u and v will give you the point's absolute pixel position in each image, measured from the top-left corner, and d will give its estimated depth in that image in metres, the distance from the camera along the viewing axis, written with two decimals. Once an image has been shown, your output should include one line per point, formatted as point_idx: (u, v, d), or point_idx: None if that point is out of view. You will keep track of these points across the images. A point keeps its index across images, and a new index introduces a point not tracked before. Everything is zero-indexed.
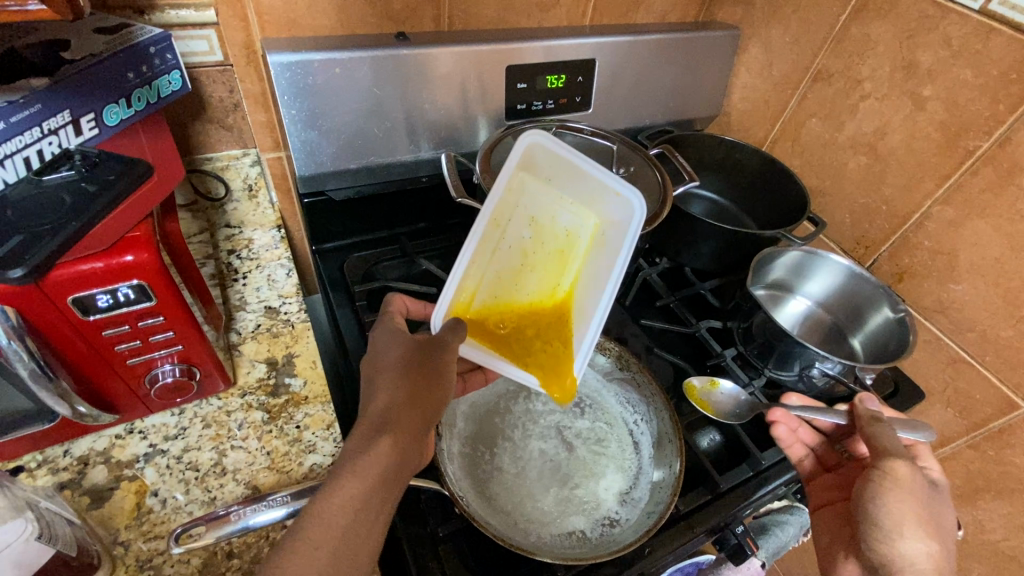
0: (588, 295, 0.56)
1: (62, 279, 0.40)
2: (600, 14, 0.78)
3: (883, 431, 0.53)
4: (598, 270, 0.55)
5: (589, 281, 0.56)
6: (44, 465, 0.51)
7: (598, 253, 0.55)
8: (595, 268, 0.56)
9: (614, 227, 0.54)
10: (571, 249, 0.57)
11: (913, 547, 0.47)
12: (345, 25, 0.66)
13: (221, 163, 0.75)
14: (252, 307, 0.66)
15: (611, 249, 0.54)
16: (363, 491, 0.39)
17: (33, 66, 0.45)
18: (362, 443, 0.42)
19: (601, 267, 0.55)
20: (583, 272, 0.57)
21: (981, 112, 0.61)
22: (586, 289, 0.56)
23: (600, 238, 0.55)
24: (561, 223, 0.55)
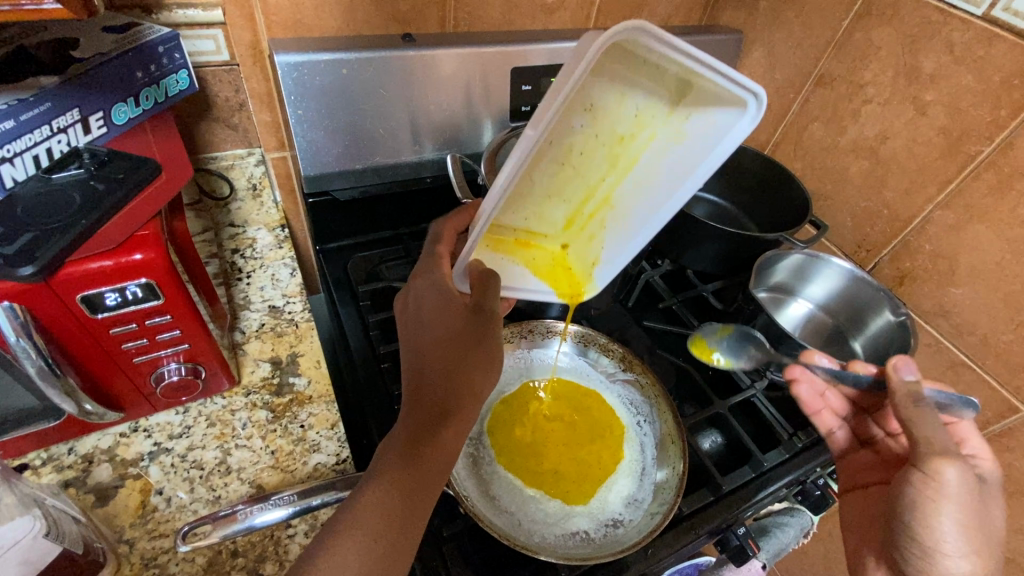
0: (650, 191, 0.51)
1: (71, 277, 0.40)
2: (605, 17, 0.78)
3: (925, 420, 0.46)
4: (669, 167, 0.48)
5: (655, 173, 0.49)
6: (49, 462, 0.51)
7: (672, 147, 0.46)
8: (664, 162, 0.48)
9: (704, 120, 0.44)
10: (633, 140, 0.46)
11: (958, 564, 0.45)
12: (352, 26, 0.66)
13: (226, 162, 0.74)
14: (256, 307, 0.66)
15: (692, 148, 0.46)
16: (416, 482, 0.41)
17: (42, 65, 0.45)
18: (414, 432, 0.43)
19: (676, 164, 0.48)
20: (642, 160, 0.48)
21: (982, 118, 0.61)
22: (649, 183, 0.50)
23: (682, 131, 0.45)
24: (629, 107, 0.43)
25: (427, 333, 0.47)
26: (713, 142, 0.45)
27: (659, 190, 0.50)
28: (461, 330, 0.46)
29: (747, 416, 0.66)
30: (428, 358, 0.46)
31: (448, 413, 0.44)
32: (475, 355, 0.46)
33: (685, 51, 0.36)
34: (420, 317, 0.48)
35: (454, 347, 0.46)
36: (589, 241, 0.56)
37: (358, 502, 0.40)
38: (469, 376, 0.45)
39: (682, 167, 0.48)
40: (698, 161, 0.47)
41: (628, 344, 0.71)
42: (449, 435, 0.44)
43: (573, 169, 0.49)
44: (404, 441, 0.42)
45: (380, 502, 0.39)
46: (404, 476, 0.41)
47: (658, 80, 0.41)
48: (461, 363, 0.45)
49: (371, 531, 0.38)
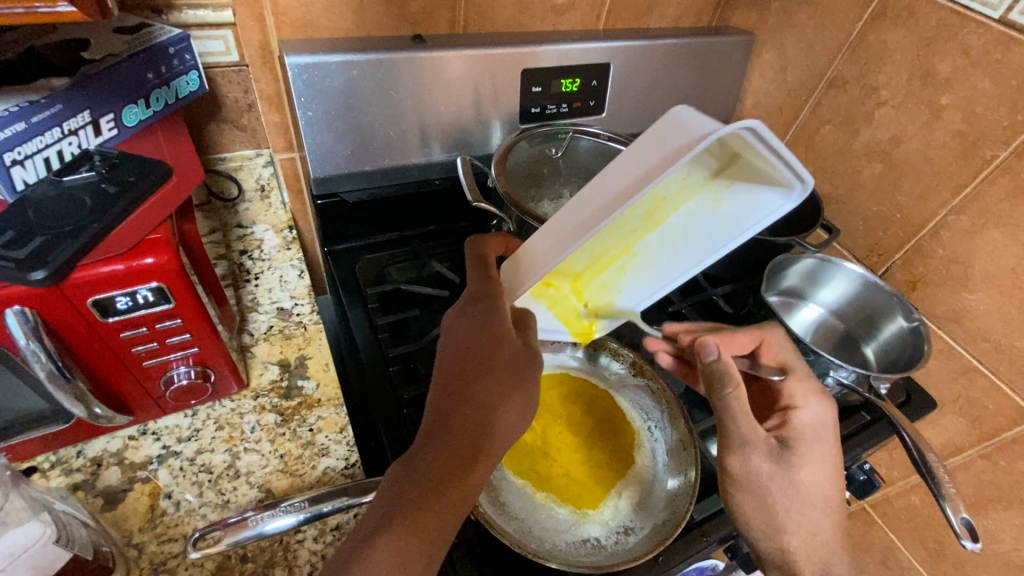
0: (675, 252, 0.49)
1: (82, 281, 0.40)
2: (615, 18, 0.78)
3: (796, 406, 0.53)
4: (701, 230, 0.47)
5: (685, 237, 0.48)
6: (57, 465, 0.51)
7: (707, 212, 0.45)
8: (697, 225, 0.46)
9: (747, 193, 0.42)
10: (685, 190, 0.43)
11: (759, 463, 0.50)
12: (361, 27, 0.66)
13: (234, 163, 0.74)
14: (264, 308, 0.65)
15: (726, 218, 0.45)
16: (434, 533, 0.39)
17: (54, 66, 0.45)
18: (439, 472, 0.41)
19: (710, 231, 0.47)
20: (673, 215, 0.46)
21: (999, 122, 0.61)
22: (675, 246, 0.49)
23: (722, 199, 0.44)
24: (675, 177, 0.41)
25: (467, 362, 0.45)
26: (751, 215, 0.44)
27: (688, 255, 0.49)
28: (504, 363, 0.45)
29: None
30: (467, 388, 0.44)
31: (475, 457, 0.42)
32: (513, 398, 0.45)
33: (782, 152, 0.36)
34: (463, 341, 0.46)
35: (494, 381, 0.44)
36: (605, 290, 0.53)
37: (370, 551, 0.37)
38: (502, 416, 0.44)
39: (715, 233, 0.46)
40: (731, 231, 0.46)
41: (638, 348, 0.70)
42: (473, 482, 0.42)
43: (622, 219, 0.44)
44: (426, 482, 0.40)
45: (393, 553, 0.37)
46: (423, 526, 0.39)
47: (712, 156, 0.39)
48: (499, 403, 0.44)
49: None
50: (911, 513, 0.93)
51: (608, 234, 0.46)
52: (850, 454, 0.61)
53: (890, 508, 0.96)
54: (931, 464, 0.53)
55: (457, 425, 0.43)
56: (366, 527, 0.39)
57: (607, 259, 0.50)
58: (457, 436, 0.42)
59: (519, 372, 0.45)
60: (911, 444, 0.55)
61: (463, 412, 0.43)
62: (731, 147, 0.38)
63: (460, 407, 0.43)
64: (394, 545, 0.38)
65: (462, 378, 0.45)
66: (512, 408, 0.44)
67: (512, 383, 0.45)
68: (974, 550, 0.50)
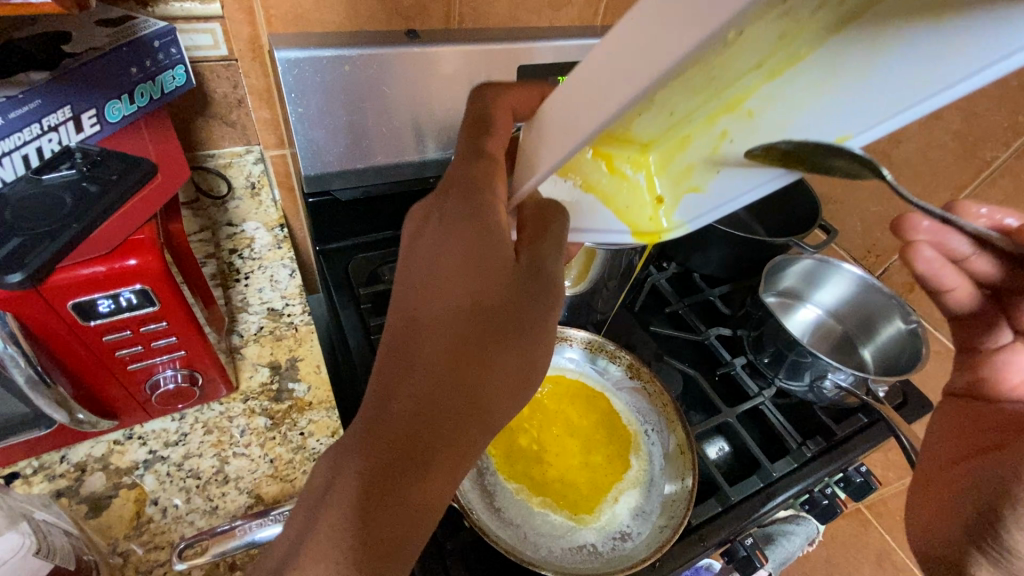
0: (821, 115, 0.32)
1: (62, 284, 0.38)
2: (612, 14, 0.76)
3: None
4: (884, 71, 0.29)
5: (831, 85, 0.31)
6: (40, 471, 0.49)
7: (868, 67, 0.30)
8: (878, 64, 0.30)
9: (967, 34, 0.27)
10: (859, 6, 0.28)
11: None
12: (354, 21, 0.64)
13: (224, 160, 0.72)
14: (255, 309, 0.64)
15: (904, 82, 0.29)
16: (391, 526, 0.35)
17: (32, 60, 0.43)
18: (399, 452, 0.35)
19: (890, 83, 0.30)
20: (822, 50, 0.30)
21: (999, 123, 0.60)
22: (816, 101, 0.32)
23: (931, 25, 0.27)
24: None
25: (444, 309, 0.38)
26: (972, 51, 0.27)
27: (837, 125, 0.32)
28: (491, 314, 0.38)
29: (756, 423, 0.65)
30: (440, 343, 0.37)
31: (443, 434, 0.36)
32: (498, 357, 0.38)
33: None
34: (436, 276, 0.39)
35: (475, 338, 0.37)
36: (692, 171, 0.38)
37: (309, 544, 0.33)
38: (485, 385, 0.38)
39: (899, 83, 0.30)
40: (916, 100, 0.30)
41: (635, 349, 0.70)
42: (444, 466, 0.36)
43: (737, 44, 0.28)
44: (383, 461, 0.35)
45: (337, 543, 0.33)
46: (378, 515, 0.34)
47: None
48: (482, 365, 0.37)
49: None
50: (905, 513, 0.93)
51: (704, 74, 0.31)
52: (847, 457, 0.60)
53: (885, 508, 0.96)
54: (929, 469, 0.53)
55: (426, 391, 0.36)
56: (309, 507, 0.35)
57: (692, 123, 0.36)
58: (424, 405, 0.36)
59: (510, 328, 0.38)
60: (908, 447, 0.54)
61: (431, 376, 0.37)
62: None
63: (431, 370, 0.37)
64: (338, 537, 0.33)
65: (434, 330, 0.38)
66: (496, 374, 0.38)
67: (497, 343, 0.38)
68: None
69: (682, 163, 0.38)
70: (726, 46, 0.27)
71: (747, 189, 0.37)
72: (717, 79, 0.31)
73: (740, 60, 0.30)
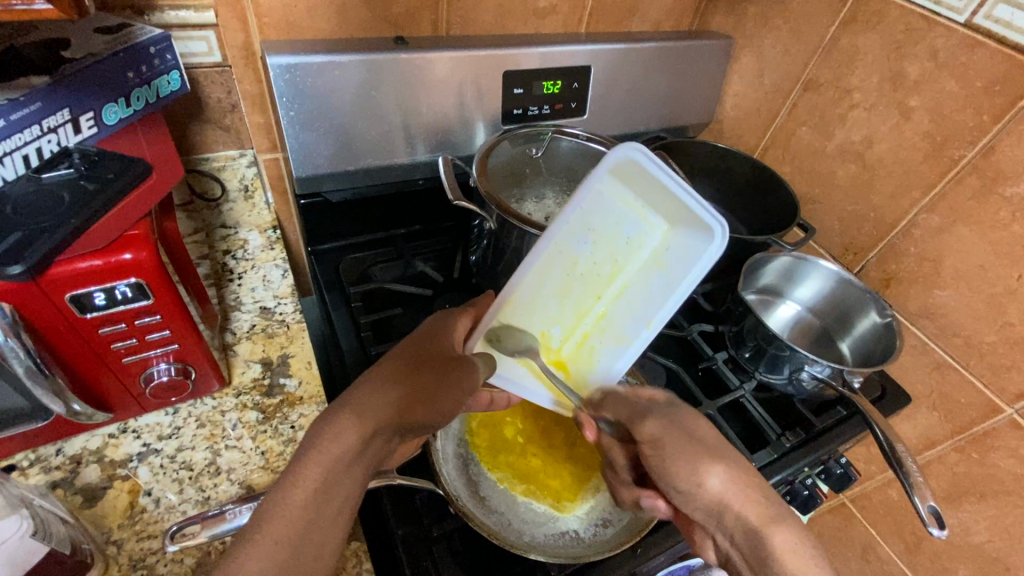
0: (637, 320, 0.52)
1: (59, 276, 0.40)
2: (596, 22, 0.79)
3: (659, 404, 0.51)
4: (653, 292, 0.51)
5: (638, 310, 0.52)
6: (37, 463, 0.51)
7: (654, 275, 0.50)
8: (651, 286, 0.51)
9: (680, 247, 0.48)
10: (630, 258, 0.50)
11: (715, 482, 0.45)
12: (345, 29, 0.67)
13: (218, 163, 0.75)
14: (247, 307, 0.66)
15: (672, 275, 0.49)
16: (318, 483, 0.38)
17: (33, 66, 0.45)
18: (334, 433, 0.40)
19: (663, 293, 0.50)
20: (628, 283, 0.51)
21: (966, 123, 0.63)
22: (635, 311, 0.52)
23: (663, 259, 0.49)
24: (615, 233, 0.49)
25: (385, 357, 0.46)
26: (691, 267, 0.48)
27: (649, 311, 0.51)
28: (427, 359, 0.46)
29: (737, 417, 0.66)
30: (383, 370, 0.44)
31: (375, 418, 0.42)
32: (414, 381, 0.44)
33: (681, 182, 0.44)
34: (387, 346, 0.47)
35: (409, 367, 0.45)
36: (589, 351, 0.54)
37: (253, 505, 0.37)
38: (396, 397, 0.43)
39: (666, 294, 0.50)
40: (684, 288, 0.49)
41: None
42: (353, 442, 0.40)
43: (569, 272, 0.51)
44: (325, 434, 0.40)
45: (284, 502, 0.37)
46: (308, 476, 0.38)
47: (647, 212, 0.48)
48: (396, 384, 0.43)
49: (272, 533, 0.36)
50: (889, 506, 0.94)
51: (566, 290, 0.52)
52: (826, 448, 0.62)
53: (869, 503, 0.97)
54: (900, 455, 0.55)
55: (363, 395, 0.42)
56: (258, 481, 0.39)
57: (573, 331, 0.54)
58: (363, 405, 0.42)
59: (439, 368, 0.45)
60: (880, 435, 0.57)
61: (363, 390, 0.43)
62: (656, 208, 0.48)
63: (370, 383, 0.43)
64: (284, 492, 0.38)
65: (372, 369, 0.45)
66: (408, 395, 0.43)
67: (426, 375, 0.45)
68: (939, 536, 0.51)
69: (575, 364, 0.54)
70: (560, 281, 0.51)
71: (617, 357, 0.53)
72: (570, 292, 0.52)
73: (578, 292, 0.52)
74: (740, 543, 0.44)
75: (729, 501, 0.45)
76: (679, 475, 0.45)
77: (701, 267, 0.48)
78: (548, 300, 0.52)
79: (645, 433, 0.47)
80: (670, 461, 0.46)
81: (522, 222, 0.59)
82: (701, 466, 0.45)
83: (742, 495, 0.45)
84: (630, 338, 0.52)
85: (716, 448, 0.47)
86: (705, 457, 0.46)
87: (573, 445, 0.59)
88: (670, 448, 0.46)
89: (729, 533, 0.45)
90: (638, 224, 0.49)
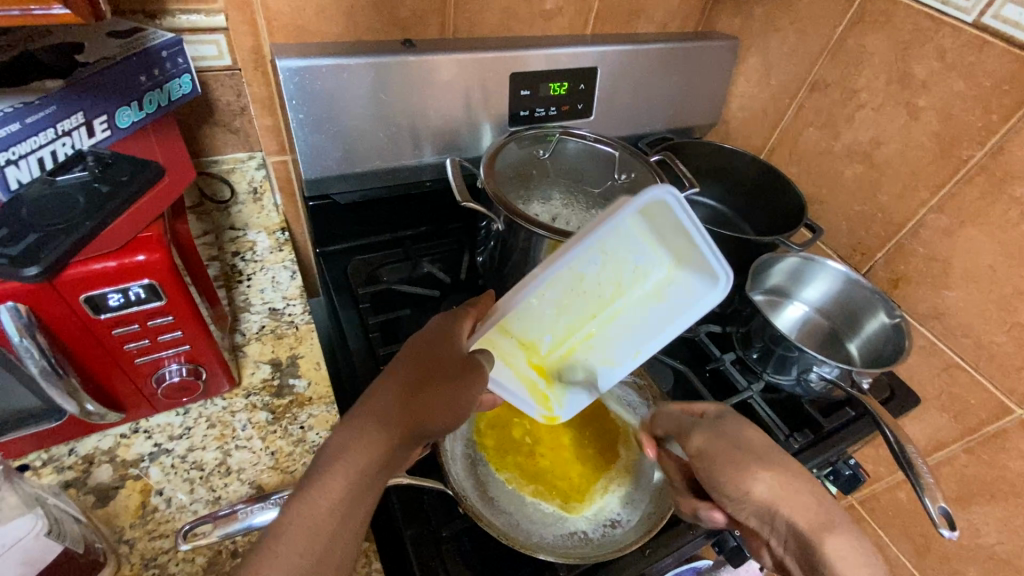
0: (625, 343, 0.54)
1: (74, 278, 0.41)
2: (602, 24, 0.79)
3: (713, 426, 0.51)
4: (646, 319, 0.53)
5: (628, 334, 0.54)
6: (50, 463, 0.51)
7: (651, 305, 0.52)
8: (645, 314, 0.52)
9: (680, 280, 0.51)
10: (633, 285, 0.51)
11: (762, 489, 0.46)
12: (353, 32, 0.67)
13: (227, 165, 0.75)
14: (256, 309, 0.66)
15: (669, 307, 0.51)
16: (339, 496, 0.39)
17: (48, 70, 0.46)
18: (352, 446, 0.40)
19: (656, 324, 0.52)
20: (623, 308, 0.53)
21: (974, 123, 0.63)
22: (624, 335, 0.54)
23: (663, 292, 0.51)
24: (626, 262, 0.49)
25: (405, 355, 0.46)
26: (689, 308, 0.51)
27: (640, 338, 0.53)
28: (441, 362, 0.46)
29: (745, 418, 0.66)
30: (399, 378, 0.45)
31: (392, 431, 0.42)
32: (437, 383, 0.44)
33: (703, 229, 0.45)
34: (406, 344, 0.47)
35: (425, 374, 0.45)
36: (575, 365, 0.55)
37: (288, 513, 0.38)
38: (421, 400, 0.44)
39: (660, 325, 0.52)
40: (678, 320, 0.51)
41: None
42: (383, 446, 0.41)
43: (571, 292, 0.51)
44: (343, 446, 0.40)
45: (303, 515, 0.38)
46: (338, 482, 0.39)
47: (658, 246, 0.49)
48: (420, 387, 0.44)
49: (291, 548, 0.36)
50: (898, 508, 0.93)
51: (565, 306, 0.52)
52: (835, 449, 0.62)
53: (878, 505, 0.96)
54: (910, 456, 0.55)
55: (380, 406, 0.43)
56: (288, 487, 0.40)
57: (563, 340, 0.55)
58: (382, 416, 0.42)
59: (454, 371, 0.45)
60: (890, 435, 0.57)
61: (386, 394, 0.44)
62: (672, 241, 0.48)
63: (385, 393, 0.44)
64: (302, 507, 0.38)
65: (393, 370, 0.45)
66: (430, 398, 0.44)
67: (441, 381, 0.45)
68: (950, 538, 0.51)
69: (560, 376, 0.56)
70: (558, 300, 0.51)
71: (602, 375, 0.55)
72: (567, 309, 0.52)
73: (572, 311, 0.53)
74: (794, 547, 0.45)
75: (778, 504, 0.45)
76: (728, 484, 0.46)
77: (700, 307, 0.50)
78: (546, 311, 0.52)
79: (691, 447, 0.48)
80: (721, 471, 0.46)
81: (529, 223, 0.59)
82: (745, 473, 0.46)
83: (795, 496, 0.45)
84: (616, 359, 0.54)
85: (764, 454, 0.48)
86: (753, 464, 0.46)
87: (581, 446, 0.59)
88: (722, 458, 0.47)
89: (780, 536, 0.46)
90: (648, 256, 0.50)
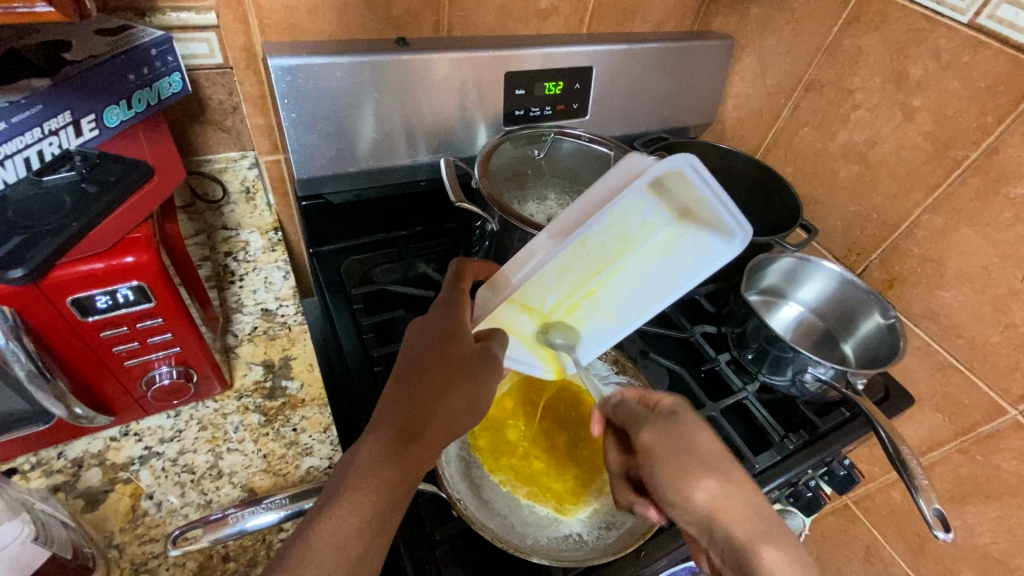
0: (632, 299, 0.54)
1: (60, 279, 0.40)
2: (598, 22, 0.79)
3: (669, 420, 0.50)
4: (653, 275, 0.52)
5: (635, 290, 0.53)
6: (38, 467, 0.51)
7: (659, 261, 0.51)
8: (652, 270, 0.51)
9: (692, 238, 0.49)
10: (641, 241, 0.49)
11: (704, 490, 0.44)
12: (346, 30, 0.67)
13: (219, 165, 0.75)
14: (249, 310, 0.65)
15: (678, 264, 0.50)
16: (374, 509, 0.39)
17: (34, 68, 0.45)
18: (380, 459, 0.41)
19: (664, 280, 0.52)
20: (631, 264, 0.51)
21: (969, 123, 0.63)
22: (631, 290, 0.53)
23: (672, 248, 0.50)
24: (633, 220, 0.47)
25: (421, 359, 0.46)
26: (697, 262, 0.50)
27: (646, 295, 0.53)
28: (451, 360, 0.46)
29: (740, 419, 0.66)
30: (411, 382, 0.45)
31: (415, 437, 0.43)
32: (458, 387, 0.45)
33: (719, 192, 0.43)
34: (419, 344, 0.47)
35: (437, 375, 0.45)
36: (579, 321, 0.56)
37: (317, 532, 0.38)
38: (444, 406, 0.44)
39: (668, 281, 0.52)
40: (685, 278, 0.51)
41: (622, 346, 0.71)
42: (414, 458, 0.42)
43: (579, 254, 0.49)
44: (373, 459, 0.41)
45: (337, 532, 0.38)
46: (368, 501, 0.39)
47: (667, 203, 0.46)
48: (442, 395, 0.44)
49: (325, 563, 0.37)
50: (892, 508, 0.94)
51: (571, 267, 0.51)
52: (830, 449, 0.62)
53: (872, 504, 0.97)
54: (904, 457, 0.55)
55: (398, 413, 0.43)
56: (314, 505, 0.40)
57: (567, 299, 0.54)
58: (405, 428, 0.43)
59: (464, 369, 0.46)
60: (886, 437, 0.56)
61: (408, 404, 0.44)
62: (683, 199, 0.46)
63: (405, 400, 0.44)
64: (335, 522, 0.38)
65: (410, 374, 0.45)
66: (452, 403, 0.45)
67: (456, 380, 0.45)
68: (944, 540, 0.51)
69: (563, 333, 0.56)
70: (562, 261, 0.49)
71: (607, 331, 0.56)
72: (573, 270, 0.51)
73: (577, 271, 0.51)
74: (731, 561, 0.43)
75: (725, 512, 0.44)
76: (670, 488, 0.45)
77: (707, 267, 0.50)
78: (550, 274, 0.51)
79: (640, 443, 0.47)
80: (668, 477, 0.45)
81: (523, 223, 0.58)
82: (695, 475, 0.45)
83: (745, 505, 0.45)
84: (620, 315, 0.55)
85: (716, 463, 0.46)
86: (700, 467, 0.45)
87: (579, 446, 0.59)
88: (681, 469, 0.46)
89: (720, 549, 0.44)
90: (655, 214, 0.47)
